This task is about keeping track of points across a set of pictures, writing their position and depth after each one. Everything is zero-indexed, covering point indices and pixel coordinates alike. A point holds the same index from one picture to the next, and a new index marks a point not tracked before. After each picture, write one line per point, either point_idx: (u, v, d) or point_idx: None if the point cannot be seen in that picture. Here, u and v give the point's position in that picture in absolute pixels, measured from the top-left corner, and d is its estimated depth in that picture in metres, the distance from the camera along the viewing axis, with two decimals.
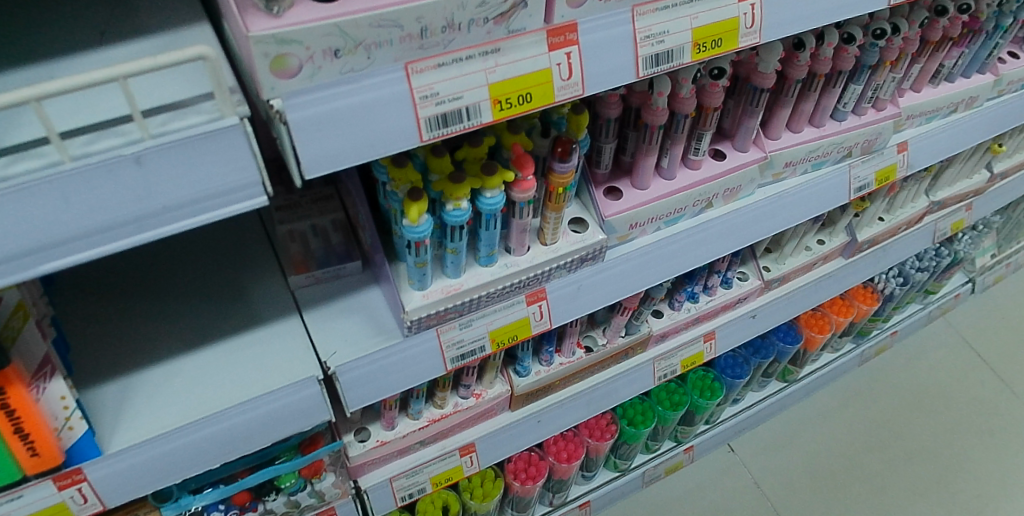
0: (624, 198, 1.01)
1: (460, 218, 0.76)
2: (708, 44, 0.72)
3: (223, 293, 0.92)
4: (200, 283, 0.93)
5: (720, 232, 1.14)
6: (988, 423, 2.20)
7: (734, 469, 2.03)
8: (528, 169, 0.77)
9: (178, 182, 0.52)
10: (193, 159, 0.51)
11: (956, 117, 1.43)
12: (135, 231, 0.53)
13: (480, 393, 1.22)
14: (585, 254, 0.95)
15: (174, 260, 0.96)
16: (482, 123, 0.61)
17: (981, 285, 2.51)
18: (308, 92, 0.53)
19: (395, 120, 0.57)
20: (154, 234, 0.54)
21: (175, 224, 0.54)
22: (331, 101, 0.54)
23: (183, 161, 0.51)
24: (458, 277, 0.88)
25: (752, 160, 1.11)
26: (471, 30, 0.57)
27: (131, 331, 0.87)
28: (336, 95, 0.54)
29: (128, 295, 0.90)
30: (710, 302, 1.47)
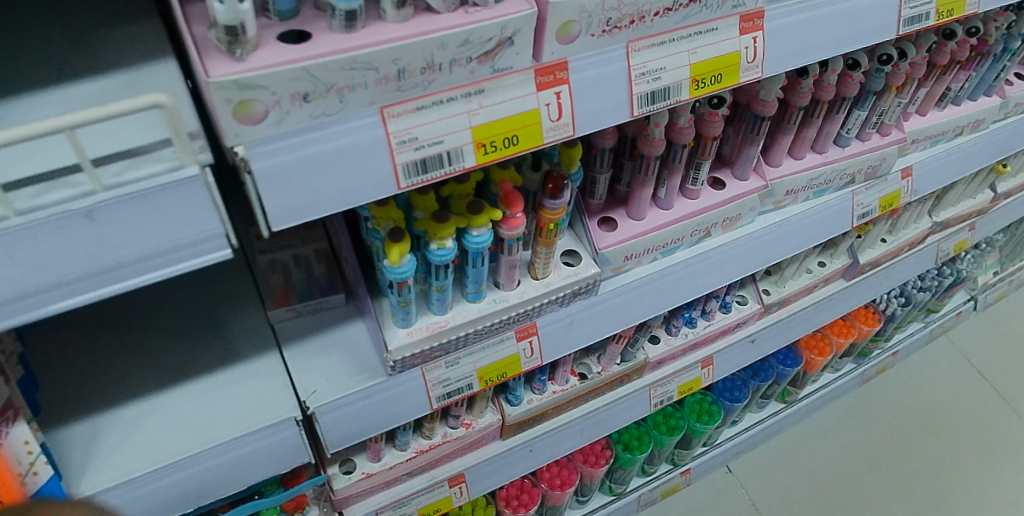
0: (618, 229, 0.98)
1: (444, 258, 0.72)
2: (707, 79, 0.69)
3: (202, 329, 0.88)
4: (181, 318, 0.90)
5: (718, 261, 1.11)
6: (991, 444, 2.15)
7: (731, 490, 1.99)
8: (517, 207, 0.74)
9: (136, 236, 0.48)
10: (150, 212, 0.48)
11: (962, 141, 1.40)
12: (89, 287, 0.49)
13: (470, 423, 1.18)
14: (579, 287, 0.92)
15: (152, 293, 0.92)
16: (466, 168, 0.57)
17: (984, 302, 2.47)
18: (275, 139, 0.49)
19: (371, 168, 0.53)
20: (110, 290, 0.50)
21: (133, 279, 0.51)
22: (300, 148, 0.50)
23: (139, 214, 0.47)
24: (444, 314, 0.85)
25: (753, 189, 1.08)
26: (453, 71, 0.53)
27: (103, 366, 0.83)
28: (307, 141, 0.50)
29: (107, 329, 0.88)
30: (709, 327, 1.43)
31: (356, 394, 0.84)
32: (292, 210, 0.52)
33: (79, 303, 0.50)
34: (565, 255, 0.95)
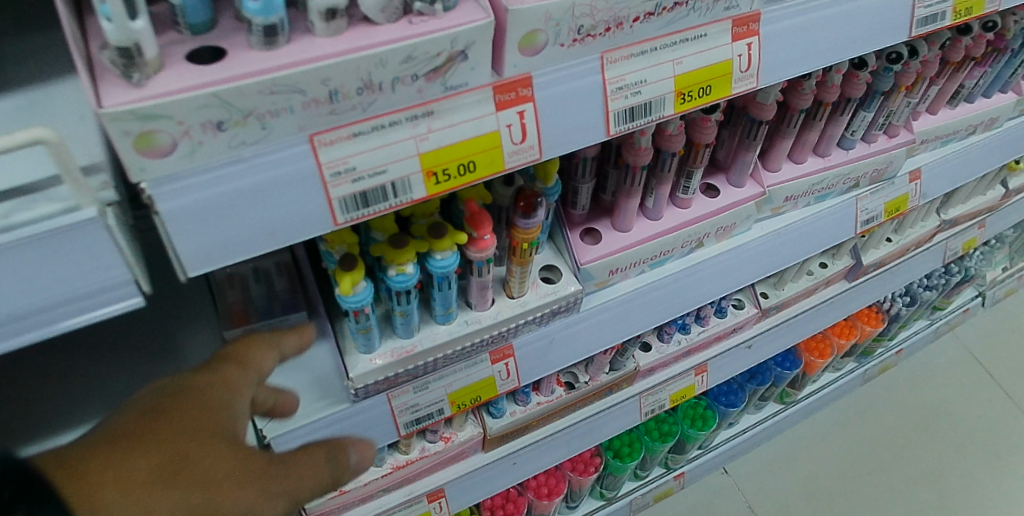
0: (602, 242, 0.91)
1: (404, 284, 0.66)
2: (694, 92, 0.63)
3: (154, 353, 0.83)
4: (135, 341, 0.85)
5: (711, 273, 1.05)
6: (997, 445, 2.08)
7: (727, 492, 1.95)
8: (485, 229, 0.68)
9: (29, 287, 0.42)
10: (43, 260, 0.41)
11: (973, 140, 1.32)
12: None
13: (449, 437, 1.13)
14: (559, 306, 0.86)
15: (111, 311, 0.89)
16: (414, 199, 0.51)
17: (992, 299, 2.39)
18: (189, 174, 0.43)
19: (303, 202, 0.47)
20: (5, 345, 0.44)
21: (32, 332, 0.45)
22: (219, 184, 0.44)
23: (30, 262, 0.41)
24: (411, 337, 0.79)
25: (749, 196, 1.01)
26: (396, 90, 0.47)
27: (58, 391, 0.81)
28: (227, 175, 0.44)
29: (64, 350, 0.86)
30: (703, 333, 1.37)
31: (315, 423, 0.78)
32: (210, 252, 0.46)
33: None
34: (544, 270, 0.89)
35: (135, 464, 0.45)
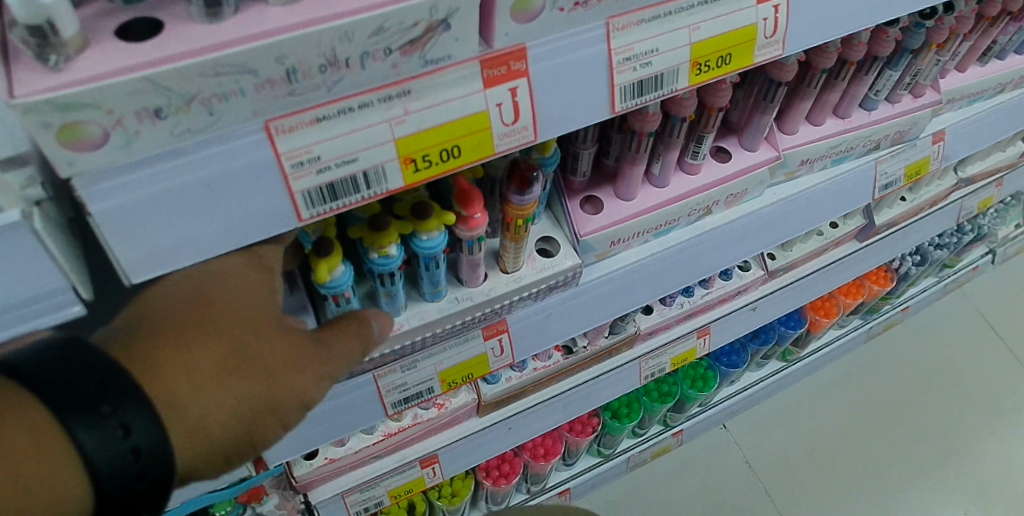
0: (604, 211, 0.85)
1: (387, 267, 0.61)
2: (713, 62, 0.57)
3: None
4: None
5: (718, 241, 0.99)
6: (1000, 404, 2.06)
7: (725, 447, 1.95)
8: (475, 206, 0.62)
9: None
10: None
11: (1001, 99, 1.24)
12: None
13: (443, 403, 1.09)
14: (556, 281, 0.81)
15: None
16: (390, 190, 0.46)
17: (1003, 256, 2.33)
18: (129, 168, 0.38)
19: (261, 196, 0.42)
20: None
21: None
22: (163, 179, 0.39)
23: None
24: (398, 315, 0.75)
25: (762, 161, 0.94)
26: (367, 67, 0.41)
27: None
28: (173, 169, 0.39)
29: None
30: (706, 296, 1.33)
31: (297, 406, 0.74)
32: (157, 253, 0.42)
33: None
34: (540, 242, 0.84)
35: (202, 357, 0.45)
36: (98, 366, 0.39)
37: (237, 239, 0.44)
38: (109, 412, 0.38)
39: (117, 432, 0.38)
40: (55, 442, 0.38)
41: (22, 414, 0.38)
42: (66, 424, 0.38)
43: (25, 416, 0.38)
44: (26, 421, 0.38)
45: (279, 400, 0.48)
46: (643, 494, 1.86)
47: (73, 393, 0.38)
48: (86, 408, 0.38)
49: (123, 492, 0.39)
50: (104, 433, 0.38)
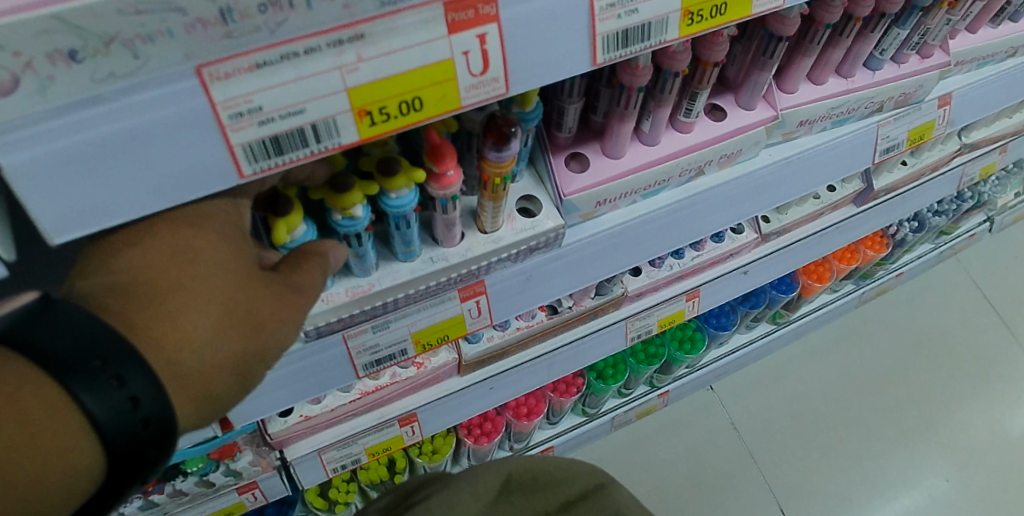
0: (590, 170, 0.81)
1: (352, 228, 0.58)
2: (706, 12, 0.52)
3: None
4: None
5: (710, 204, 0.95)
6: (987, 372, 2.06)
7: (711, 408, 1.96)
8: (447, 163, 0.58)
9: None
10: None
11: (1012, 62, 1.19)
12: None
13: (422, 362, 1.09)
14: (538, 242, 0.77)
15: None
16: (343, 144, 0.42)
17: (1001, 224, 2.30)
18: (46, 117, 0.34)
19: (199, 149, 0.39)
20: None
21: None
22: (87, 129, 0.35)
23: None
24: (369, 275, 0.72)
25: (760, 120, 0.90)
26: (313, 7, 0.36)
27: None
28: (97, 118, 0.35)
29: None
30: (697, 259, 1.29)
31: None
32: (83, 211, 0.39)
33: None
34: (522, 200, 0.80)
35: (189, 317, 0.46)
36: (94, 343, 0.41)
37: (172, 195, 0.41)
38: (117, 385, 0.41)
39: (126, 404, 0.41)
40: (67, 412, 0.41)
41: (32, 388, 0.40)
42: (73, 392, 0.41)
43: (35, 391, 0.40)
44: (38, 394, 0.40)
45: (266, 347, 0.51)
46: (627, 452, 1.87)
47: (76, 368, 0.40)
48: (95, 380, 0.41)
49: (135, 453, 0.43)
50: (111, 401, 0.41)
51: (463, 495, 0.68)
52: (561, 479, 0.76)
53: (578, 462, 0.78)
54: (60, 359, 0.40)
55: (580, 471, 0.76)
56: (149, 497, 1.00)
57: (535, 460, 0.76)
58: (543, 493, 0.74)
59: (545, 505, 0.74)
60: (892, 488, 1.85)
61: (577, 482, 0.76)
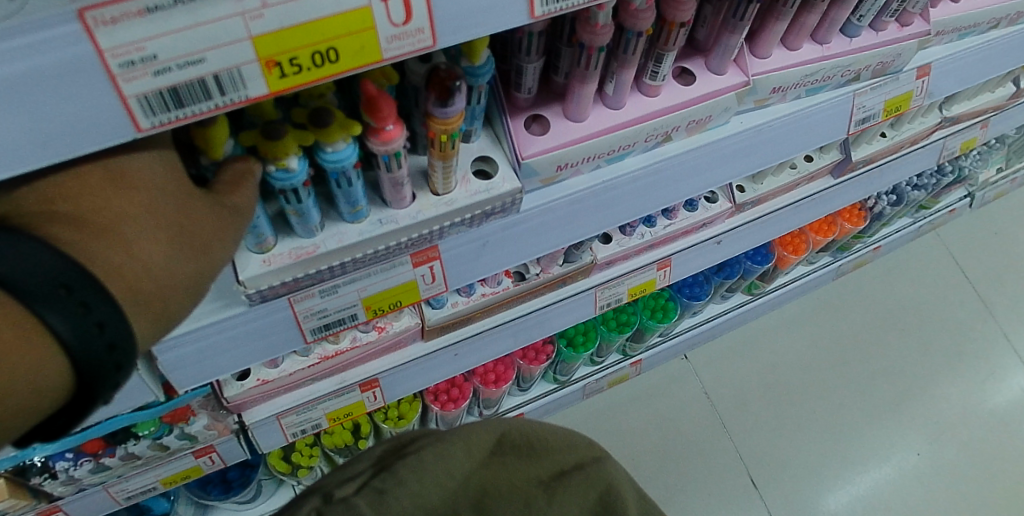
0: (550, 132, 0.79)
1: (287, 182, 0.57)
2: None
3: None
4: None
5: (677, 171, 0.93)
6: (960, 347, 2.08)
7: (685, 377, 1.97)
8: (385, 119, 0.55)
9: None
10: None
11: (994, 34, 1.16)
12: None
13: (384, 326, 1.07)
14: (493, 207, 0.75)
15: None
16: (251, 96, 0.40)
17: (982, 200, 2.28)
18: None
19: (90, 100, 0.36)
20: None
21: None
22: None
23: None
24: (313, 237, 0.69)
25: (730, 86, 0.87)
26: None
27: None
28: None
29: None
30: (669, 227, 1.27)
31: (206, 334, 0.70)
32: None
33: None
34: (477, 161, 0.78)
35: (140, 241, 0.46)
36: (53, 270, 0.40)
37: (68, 149, 0.38)
38: (84, 311, 0.41)
39: (93, 329, 0.41)
40: (34, 334, 0.40)
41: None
42: (40, 315, 0.40)
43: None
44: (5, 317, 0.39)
45: (209, 269, 0.52)
46: (599, 419, 1.89)
47: (38, 298, 0.39)
48: (59, 304, 0.40)
49: (99, 378, 0.43)
50: (79, 325, 0.41)
51: (456, 448, 0.59)
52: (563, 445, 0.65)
53: (578, 435, 0.66)
54: (19, 286, 0.39)
55: (579, 441, 0.65)
56: (100, 460, 0.98)
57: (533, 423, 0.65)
58: (540, 459, 0.63)
59: (540, 472, 0.62)
60: (860, 461, 1.88)
61: (576, 452, 0.64)
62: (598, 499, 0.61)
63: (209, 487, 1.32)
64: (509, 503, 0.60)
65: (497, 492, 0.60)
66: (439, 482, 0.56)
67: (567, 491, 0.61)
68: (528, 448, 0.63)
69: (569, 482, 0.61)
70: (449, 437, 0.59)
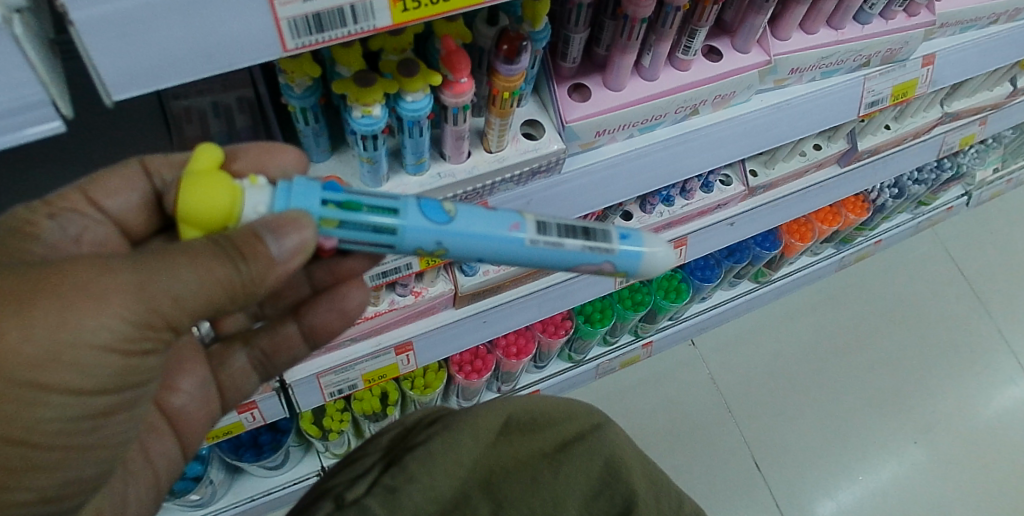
0: (591, 100, 0.85)
1: (370, 127, 0.62)
2: None
3: None
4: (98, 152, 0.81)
5: (703, 143, 1.00)
6: (956, 340, 2.15)
7: (692, 363, 2.04)
8: (461, 71, 0.62)
9: None
10: None
11: (993, 30, 1.24)
12: None
13: (420, 291, 1.14)
14: (540, 165, 0.82)
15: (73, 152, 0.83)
16: (378, 27, 0.46)
17: (978, 199, 2.36)
18: None
19: (247, 20, 0.42)
20: None
21: None
22: None
23: None
24: (380, 186, 0.76)
25: (754, 64, 0.94)
26: None
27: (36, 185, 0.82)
28: None
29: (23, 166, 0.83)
30: (686, 207, 1.34)
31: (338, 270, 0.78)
32: (139, 74, 0.42)
33: None
34: (525, 125, 0.85)
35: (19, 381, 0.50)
36: None
37: (223, 64, 0.44)
38: None
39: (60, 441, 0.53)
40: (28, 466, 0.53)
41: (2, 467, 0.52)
42: None
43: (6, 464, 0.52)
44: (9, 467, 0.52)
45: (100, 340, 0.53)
46: (610, 400, 1.95)
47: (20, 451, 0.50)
48: None
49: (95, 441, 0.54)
50: None
51: (466, 437, 0.66)
52: (556, 419, 0.76)
53: (573, 407, 0.77)
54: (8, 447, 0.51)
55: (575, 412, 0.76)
56: None
57: (533, 400, 0.76)
58: (541, 433, 0.74)
59: (542, 446, 0.73)
60: (860, 447, 1.94)
61: (573, 422, 0.75)
62: (600, 465, 0.71)
63: (241, 451, 1.35)
64: (518, 479, 0.69)
65: (504, 469, 0.69)
66: (451, 472, 0.64)
67: (570, 461, 0.71)
68: (529, 423, 0.74)
69: (571, 452, 0.72)
70: (461, 427, 0.66)
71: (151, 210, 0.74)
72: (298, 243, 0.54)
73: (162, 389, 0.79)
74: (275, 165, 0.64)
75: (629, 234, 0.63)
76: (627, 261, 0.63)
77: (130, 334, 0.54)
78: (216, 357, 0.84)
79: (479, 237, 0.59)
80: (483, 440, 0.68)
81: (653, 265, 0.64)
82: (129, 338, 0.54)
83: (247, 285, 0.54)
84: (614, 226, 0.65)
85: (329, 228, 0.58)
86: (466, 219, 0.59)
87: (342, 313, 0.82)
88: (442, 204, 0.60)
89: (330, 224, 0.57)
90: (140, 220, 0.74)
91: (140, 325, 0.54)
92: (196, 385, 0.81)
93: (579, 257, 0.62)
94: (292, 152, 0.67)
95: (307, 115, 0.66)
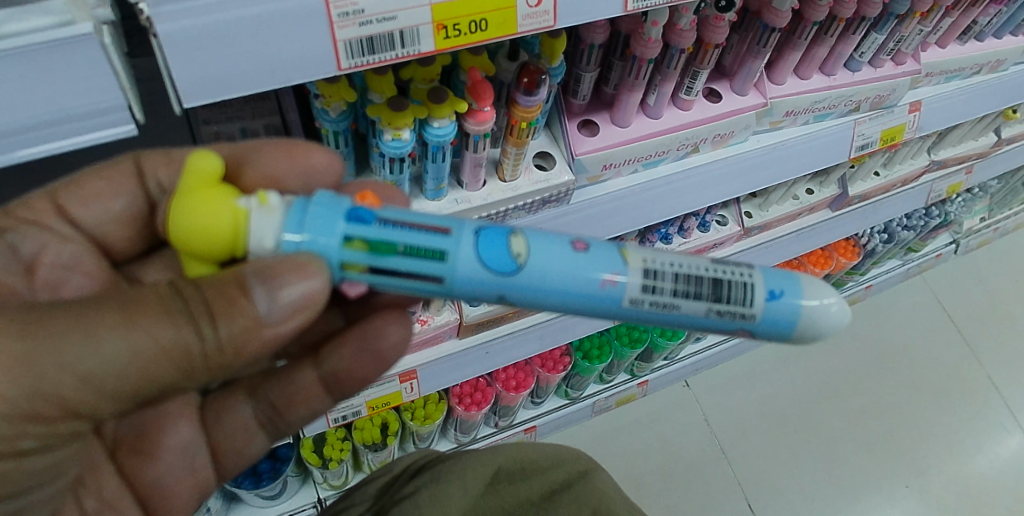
0: (600, 134, 0.90)
1: (398, 150, 0.69)
2: None
3: None
4: None
5: (702, 181, 1.04)
6: (947, 386, 2.18)
7: (688, 404, 2.05)
8: (485, 101, 0.69)
9: (35, 94, 0.48)
10: (38, 74, 0.47)
11: (975, 80, 1.31)
12: (10, 148, 0.51)
13: (426, 320, 1.16)
14: (550, 195, 0.86)
15: None
16: (421, 50, 0.57)
17: (967, 247, 2.42)
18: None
19: (303, 38, 0.52)
20: (40, 148, 0.52)
21: (60, 140, 0.52)
22: (208, 13, 0.48)
23: (30, 75, 0.47)
24: None
25: (752, 105, 0.99)
26: None
27: None
28: (216, 6, 0.48)
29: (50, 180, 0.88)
30: (684, 244, 1.38)
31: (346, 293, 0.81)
32: (213, 83, 0.51)
33: (37, 152, 0.52)
34: (537, 156, 0.89)
35: None
36: None
37: (285, 78, 0.53)
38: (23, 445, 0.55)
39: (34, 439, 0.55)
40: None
41: None
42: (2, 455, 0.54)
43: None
44: None
45: (56, 398, 0.52)
46: (605, 439, 1.96)
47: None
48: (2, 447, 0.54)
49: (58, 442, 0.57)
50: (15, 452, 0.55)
51: (452, 489, 0.77)
52: (545, 467, 0.85)
53: (563, 457, 0.86)
54: None
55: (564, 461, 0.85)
56: None
57: (524, 450, 0.86)
58: (529, 481, 0.83)
59: (530, 494, 0.83)
60: (852, 492, 1.95)
61: (560, 470, 0.85)
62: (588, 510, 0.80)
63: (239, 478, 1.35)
64: None
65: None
66: None
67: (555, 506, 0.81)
68: (516, 473, 0.84)
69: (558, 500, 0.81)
70: (447, 478, 0.78)
71: (141, 221, 0.76)
72: (298, 296, 0.52)
73: (139, 451, 0.75)
74: (293, 172, 0.68)
75: (777, 298, 0.59)
76: (766, 325, 0.59)
77: (36, 410, 0.52)
78: (216, 402, 0.81)
79: (554, 284, 0.57)
80: (470, 492, 0.78)
81: (811, 330, 0.59)
82: (67, 400, 0.52)
83: (212, 351, 0.53)
84: (761, 275, 0.60)
85: (355, 271, 0.56)
86: (538, 271, 0.56)
87: (376, 354, 0.78)
88: (511, 247, 0.56)
89: (356, 267, 0.56)
90: (129, 234, 0.77)
91: (43, 401, 0.52)
92: (178, 446, 0.77)
93: (698, 319, 0.59)
94: (327, 156, 0.71)
95: (338, 136, 0.73)
